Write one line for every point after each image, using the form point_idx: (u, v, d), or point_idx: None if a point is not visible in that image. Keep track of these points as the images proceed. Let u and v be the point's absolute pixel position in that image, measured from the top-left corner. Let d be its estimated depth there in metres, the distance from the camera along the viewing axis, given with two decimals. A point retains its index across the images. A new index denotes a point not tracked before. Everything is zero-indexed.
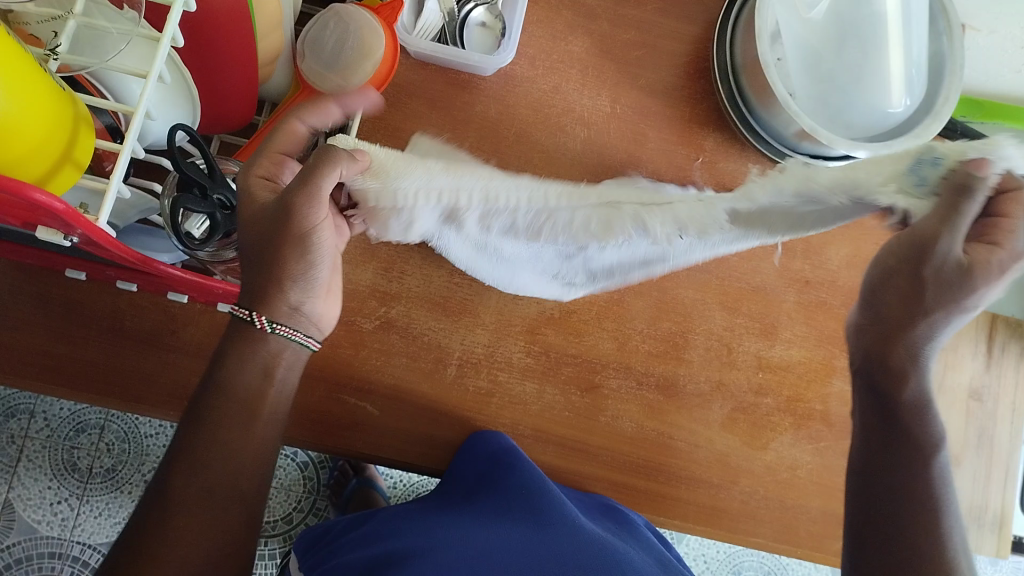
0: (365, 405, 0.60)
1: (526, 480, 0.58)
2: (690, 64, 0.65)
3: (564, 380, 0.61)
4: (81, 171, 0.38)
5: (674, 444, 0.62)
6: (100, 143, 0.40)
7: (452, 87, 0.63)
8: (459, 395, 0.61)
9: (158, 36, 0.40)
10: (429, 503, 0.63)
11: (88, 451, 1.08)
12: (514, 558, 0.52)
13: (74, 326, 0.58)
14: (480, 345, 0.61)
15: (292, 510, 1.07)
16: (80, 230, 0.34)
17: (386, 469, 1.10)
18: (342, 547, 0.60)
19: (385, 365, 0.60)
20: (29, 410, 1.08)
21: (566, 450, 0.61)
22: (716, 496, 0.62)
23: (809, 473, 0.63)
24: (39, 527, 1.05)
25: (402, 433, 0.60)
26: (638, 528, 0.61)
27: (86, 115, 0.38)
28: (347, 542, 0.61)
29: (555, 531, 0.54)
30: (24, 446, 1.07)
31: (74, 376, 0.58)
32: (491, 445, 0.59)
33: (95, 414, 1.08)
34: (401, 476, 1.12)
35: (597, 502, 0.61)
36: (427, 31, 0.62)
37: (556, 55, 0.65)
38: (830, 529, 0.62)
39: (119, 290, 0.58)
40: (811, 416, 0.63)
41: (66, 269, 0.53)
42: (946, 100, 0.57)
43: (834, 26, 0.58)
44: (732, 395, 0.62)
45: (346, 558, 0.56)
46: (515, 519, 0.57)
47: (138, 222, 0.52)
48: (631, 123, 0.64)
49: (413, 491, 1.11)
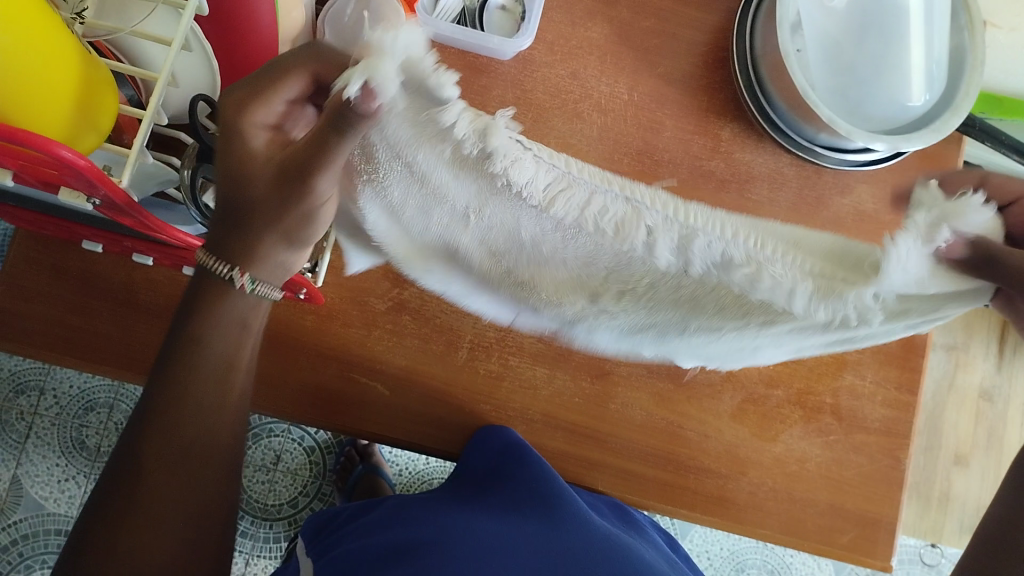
0: (376, 385, 0.60)
1: (536, 474, 0.57)
2: (709, 53, 0.65)
3: (575, 367, 0.61)
4: (104, 137, 0.38)
5: (684, 434, 0.62)
6: (123, 109, 0.40)
7: (471, 70, 0.63)
8: (469, 378, 0.61)
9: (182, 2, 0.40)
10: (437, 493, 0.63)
11: (97, 430, 1.08)
12: (528, 547, 0.51)
13: (89, 298, 0.58)
14: (491, 328, 0.61)
15: (298, 494, 1.07)
16: (103, 191, 0.34)
17: (392, 456, 1.11)
18: (347, 534, 0.60)
19: (396, 346, 0.60)
20: (39, 387, 1.08)
21: (575, 436, 0.62)
22: (724, 486, 0.62)
23: (818, 466, 0.63)
24: (46, 504, 1.06)
25: (413, 414, 0.61)
26: (643, 530, 0.63)
27: (111, 81, 0.38)
28: (353, 531, 0.60)
29: (568, 525, 0.53)
30: (33, 423, 1.07)
31: (88, 348, 0.58)
32: (500, 439, 0.59)
33: (104, 393, 1.09)
34: (407, 464, 1.12)
35: (605, 502, 0.63)
36: (446, 13, 0.62)
37: (575, 41, 0.64)
38: (837, 523, 0.62)
39: (135, 264, 0.58)
40: (820, 409, 0.62)
41: (83, 240, 0.53)
42: (966, 95, 0.57)
43: (856, 17, 0.58)
44: (744, 386, 0.62)
45: (352, 548, 0.55)
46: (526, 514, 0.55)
47: (156, 195, 0.52)
48: (648, 112, 0.64)
49: (419, 478, 1.11)
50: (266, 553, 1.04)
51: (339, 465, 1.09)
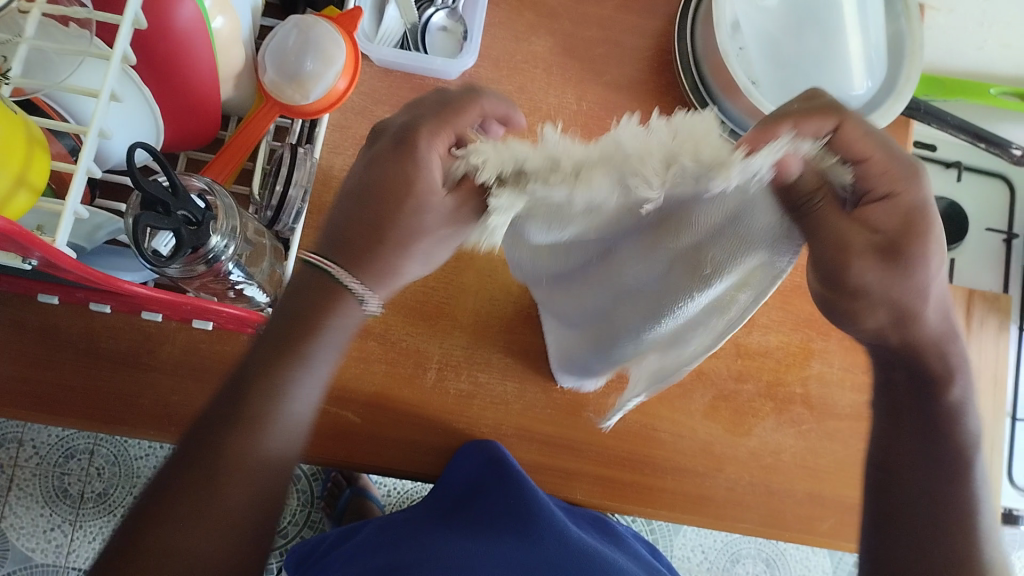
0: (347, 413, 0.59)
1: (518, 487, 0.58)
2: (654, 57, 0.66)
3: (545, 378, 0.62)
4: (37, 195, 0.38)
5: (658, 435, 0.62)
6: (56, 164, 0.39)
7: (416, 93, 0.64)
8: (439, 399, 0.61)
9: (109, 54, 0.41)
10: (420, 514, 0.64)
11: (79, 476, 1.07)
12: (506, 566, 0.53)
13: (49, 350, 0.58)
14: (459, 348, 0.61)
15: (287, 523, 1.07)
16: (36, 251, 0.34)
17: (379, 478, 1.10)
18: (332, 561, 0.61)
19: (365, 373, 0.60)
20: (18, 438, 1.07)
21: (550, 448, 0.61)
22: (701, 485, 0.62)
23: (793, 456, 0.63)
24: (33, 555, 1.04)
25: (388, 440, 0.60)
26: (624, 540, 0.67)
27: (41, 139, 0.38)
28: (340, 555, 0.61)
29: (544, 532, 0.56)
30: (14, 475, 1.06)
31: (51, 400, 0.58)
32: (485, 453, 0.59)
33: (84, 439, 1.08)
34: (395, 484, 1.11)
35: (587, 514, 0.67)
36: (388, 37, 0.62)
37: (520, 55, 0.65)
38: (817, 512, 0.62)
39: (95, 312, 0.58)
40: (791, 400, 0.63)
41: (38, 293, 0.53)
42: (908, 79, 0.58)
43: (792, 12, 0.60)
44: (713, 383, 0.63)
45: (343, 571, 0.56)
46: (505, 531, 0.57)
47: (106, 244, 0.52)
48: (598, 119, 0.65)
49: (408, 497, 1.11)
50: None
51: (326, 491, 1.09)
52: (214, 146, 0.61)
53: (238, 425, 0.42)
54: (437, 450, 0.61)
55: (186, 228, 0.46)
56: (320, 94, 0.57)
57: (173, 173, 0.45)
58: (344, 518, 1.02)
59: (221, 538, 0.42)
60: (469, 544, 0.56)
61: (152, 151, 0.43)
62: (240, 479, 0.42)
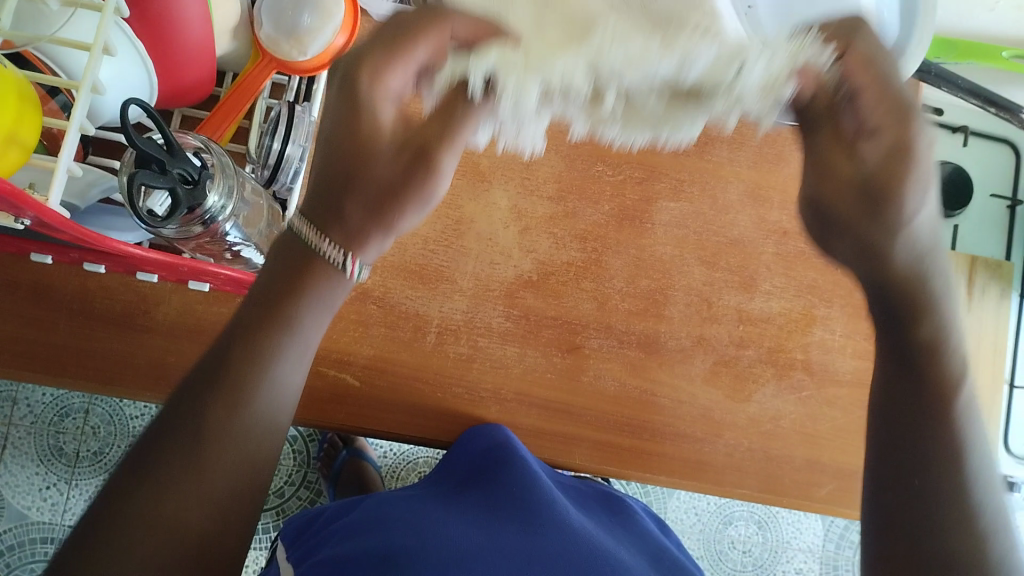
0: (346, 376, 0.59)
1: (522, 477, 0.57)
2: None
3: (545, 342, 0.61)
4: (29, 152, 0.37)
5: (658, 401, 0.61)
6: (48, 119, 0.38)
7: None
8: (439, 362, 0.60)
9: (101, 5, 0.39)
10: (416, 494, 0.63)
11: (74, 435, 1.07)
12: (509, 552, 0.50)
13: (44, 310, 0.57)
14: (458, 312, 0.60)
15: (284, 483, 1.08)
16: (29, 210, 0.33)
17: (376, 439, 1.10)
18: (331, 535, 0.57)
19: (364, 337, 0.59)
20: (11, 397, 1.07)
21: (549, 412, 0.61)
22: (700, 450, 0.62)
23: (792, 422, 0.62)
24: (29, 513, 1.04)
25: (388, 403, 0.60)
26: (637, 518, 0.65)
27: (32, 94, 0.37)
28: (336, 529, 0.58)
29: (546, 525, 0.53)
30: (9, 433, 1.06)
31: (47, 361, 0.57)
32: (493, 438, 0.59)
33: (78, 398, 1.08)
34: (391, 445, 1.12)
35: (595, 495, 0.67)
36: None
37: None
38: (814, 477, 0.62)
39: (89, 272, 0.57)
40: (792, 365, 0.63)
41: (31, 253, 0.52)
42: (921, 41, 0.57)
43: None
44: (714, 349, 0.62)
45: (332, 552, 0.52)
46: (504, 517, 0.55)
47: (101, 202, 0.51)
48: None
49: (404, 458, 1.11)
50: (256, 545, 1.03)
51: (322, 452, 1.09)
52: (210, 104, 0.59)
53: (181, 416, 0.38)
54: (438, 414, 0.60)
55: (183, 187, 0.45)
56: (318, 51, 0.55)
57: (169, 130, 0.43)
58: (340, 479, 1.02)
59: (230, 509, 0.38)
60: (475, 523, 0.53)
61: (146, 107, 0.42)
62: (213, 456, 0.37)
